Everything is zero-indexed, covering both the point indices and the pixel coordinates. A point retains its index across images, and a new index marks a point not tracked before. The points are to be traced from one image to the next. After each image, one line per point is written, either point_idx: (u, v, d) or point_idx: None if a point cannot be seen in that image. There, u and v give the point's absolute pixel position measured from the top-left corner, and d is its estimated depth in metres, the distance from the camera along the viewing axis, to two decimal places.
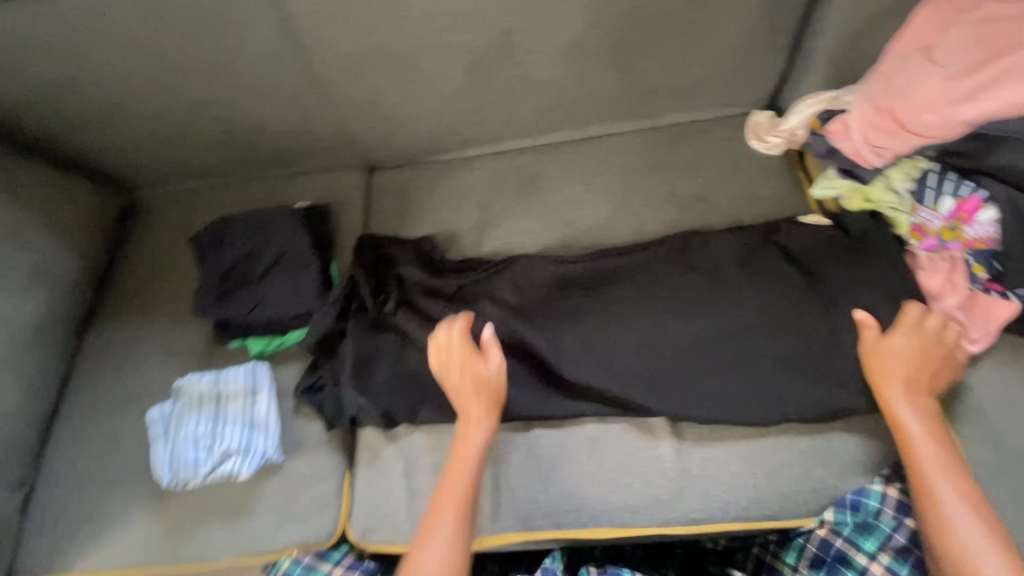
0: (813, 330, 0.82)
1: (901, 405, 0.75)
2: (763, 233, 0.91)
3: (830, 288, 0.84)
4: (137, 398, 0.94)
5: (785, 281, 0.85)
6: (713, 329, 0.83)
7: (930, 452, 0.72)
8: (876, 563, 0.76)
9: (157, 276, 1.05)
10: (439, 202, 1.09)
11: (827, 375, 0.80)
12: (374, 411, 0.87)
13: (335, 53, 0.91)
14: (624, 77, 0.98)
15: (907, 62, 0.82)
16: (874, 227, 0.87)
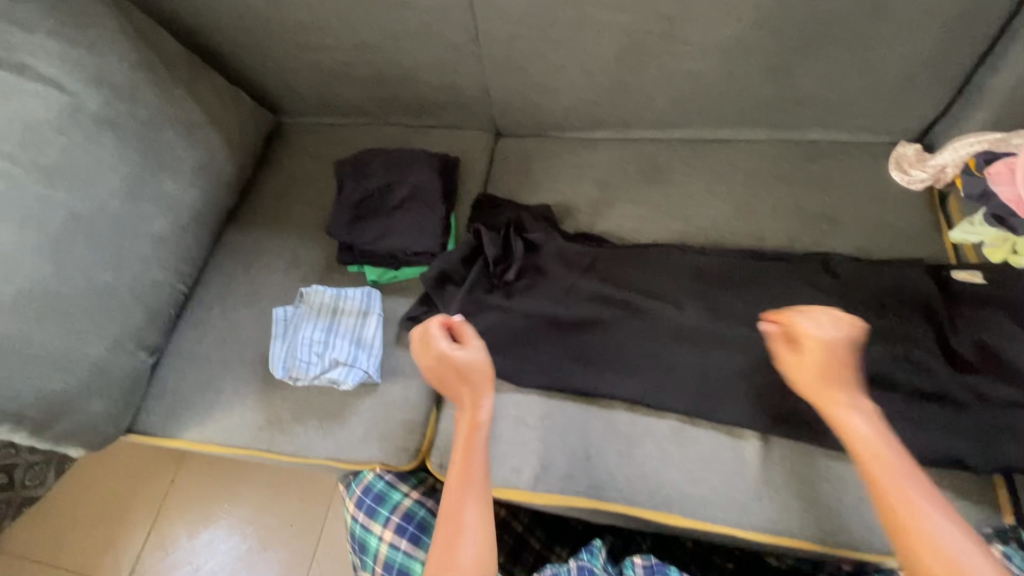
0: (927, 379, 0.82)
1: (841, 411, 0.73)
2: (894, 269, 0.89)
3: (954, 346, 0.83)
4: (259, 299, 1.03)
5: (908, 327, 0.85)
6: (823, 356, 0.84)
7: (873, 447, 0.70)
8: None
9: (291, 194, 1.14)
10: (559, 175, 1.11)
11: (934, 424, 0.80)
12: None
13: (500, 14, 0.94)
14: (777, 83, 0.96)
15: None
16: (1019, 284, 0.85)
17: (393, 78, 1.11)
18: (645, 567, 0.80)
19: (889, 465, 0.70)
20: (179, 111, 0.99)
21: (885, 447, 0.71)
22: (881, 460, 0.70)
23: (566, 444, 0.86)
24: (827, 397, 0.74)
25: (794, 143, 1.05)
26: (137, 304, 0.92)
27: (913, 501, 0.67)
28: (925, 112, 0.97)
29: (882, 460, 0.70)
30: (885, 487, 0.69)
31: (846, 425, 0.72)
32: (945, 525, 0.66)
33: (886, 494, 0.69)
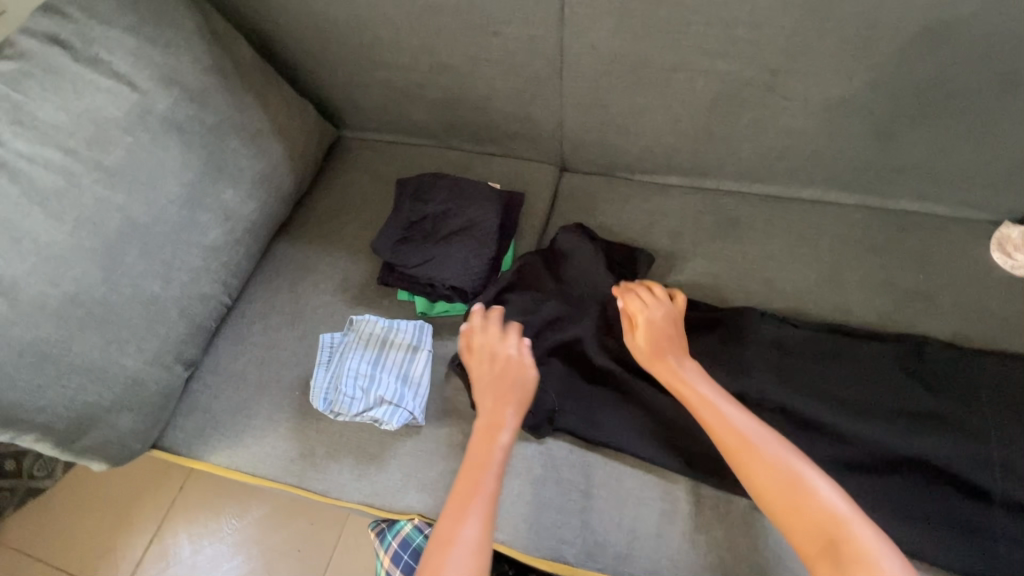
0: None
1: (774, 462, 0.67)
2: (1005, 367, 0.81)
3: None
4: (305, 319, 0.98)
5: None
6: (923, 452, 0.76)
7: (778, 496, 0.65)
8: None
9: (347, 210, 1.10)
10: (627, 219, 1.06)
11: None
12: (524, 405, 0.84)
13: (593, 51, 0.91)
14: (879, 147, 0.90)
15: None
16: None
17: (466, 104, 1.07)
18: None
19: (796, 484, 0.65)
20: (249, 119, 0.96)
21: (803, 481, 0.65)
22: (802, 502, 0.64)
23: (622, 518, 0.79)
24: (738, 441, 0.69)
25: (885, 211, 0.99)
26: (181, 315, 0.88)
27: (801, 507, 0.64)
28: None
29: (778, 479, 0.66)
30: (767, 495, 0.66)
31: (807, 484, 0.65)
32: (817, 507, 0.63)
33: (780, 516, 0.65)
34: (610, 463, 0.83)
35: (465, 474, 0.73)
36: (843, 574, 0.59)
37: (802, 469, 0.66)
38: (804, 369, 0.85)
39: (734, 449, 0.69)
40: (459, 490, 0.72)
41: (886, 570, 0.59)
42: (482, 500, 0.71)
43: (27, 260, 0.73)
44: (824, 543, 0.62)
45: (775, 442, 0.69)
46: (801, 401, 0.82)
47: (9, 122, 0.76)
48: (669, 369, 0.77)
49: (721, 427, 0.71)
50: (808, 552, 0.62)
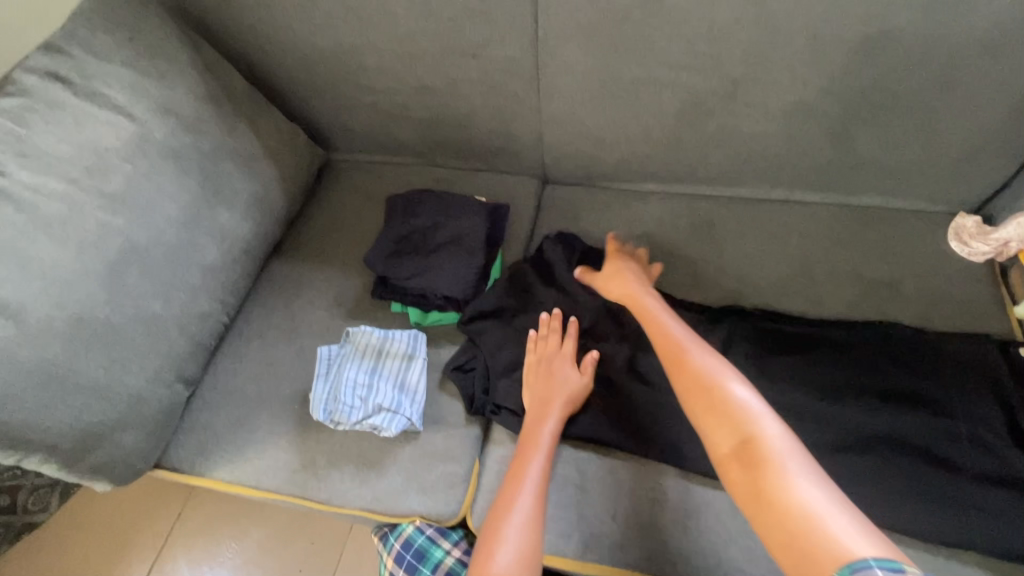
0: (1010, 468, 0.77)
1: (703, 372, 0.72)
2: (966, 345, 0.87)
3: None
4: (301, 334, 1.01)
5: (987, 404, 0.81)
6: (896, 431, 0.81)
7: (703, 401, 0.70)
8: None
9: (338, 228, 1.14)
10: (608, 226, 1.11)
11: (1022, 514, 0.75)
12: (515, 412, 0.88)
13: (566, 68, 0.97)
14: (837, 147, 0.96)
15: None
16: None
17: (449, 123, 1.13)
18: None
19: (716, 390, 0.70)
20: (242, 144, 1.01)
21: (722, 392, 0.70)
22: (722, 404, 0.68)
23: (616, 509, 0.82)
24: (675, 355, 0.76)
25: (849, 207, 1.05)
26: (181, 334, 0.91)
27: (720, 411, 0.68)
28: (986, 185, 0.96)
29: (698, 385, 0.71)
30: (693, 400, 0.71)
31: (728, 390, 0.70)
32: (735, 409, 0.67)
33: (701, 422, 0.69)
34: (603, 456, 0.86)
35: (517, 468, 0.78)
36: (749, 467, 0.62)
37: (724, 381, 0.70)
38: (782, 358, 0.89)
39: (672, 363, 0.76)
40: (511, 487, 0.76)
41: (793, 469, 0.61)
42: (533, 496, 0.75)
43: (32, 284, 0.76)
44: (737, 441, 0.65)
45: (711, 360, 0.74)
46: (782, 388, 0.86)
47: (13, 155, 0.79)
48: (644, 308, 0.86)
49: (670, 349, 0.77)
50: (722, 453, 0.66)
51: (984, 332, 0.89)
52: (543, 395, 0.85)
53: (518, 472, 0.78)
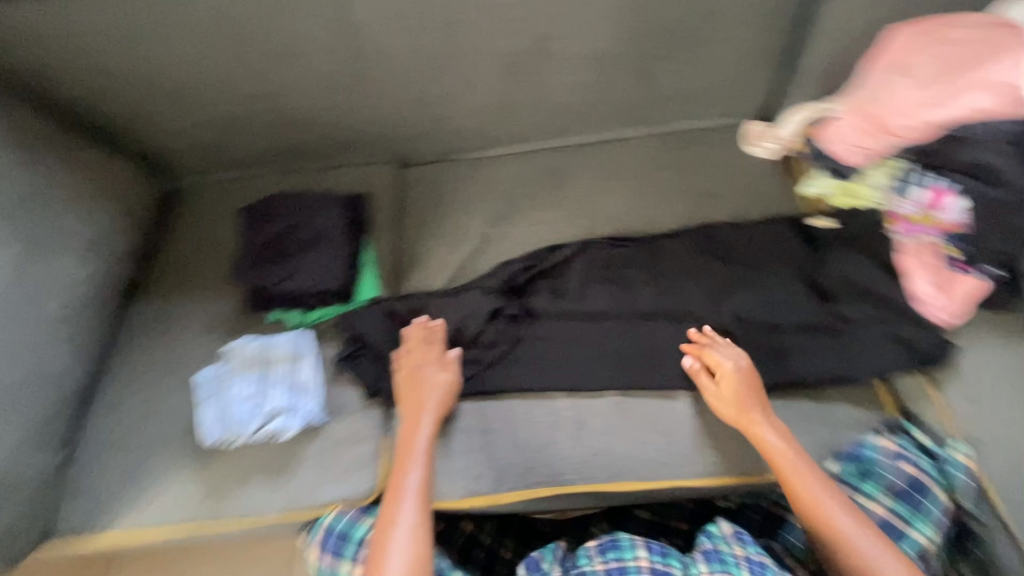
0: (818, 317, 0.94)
1: (809, 493, 0.78)
2: (770, 230, 1.05)
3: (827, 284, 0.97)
4: (180, 365, 0.98)
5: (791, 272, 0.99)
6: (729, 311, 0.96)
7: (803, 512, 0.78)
8: (931, 544, 0.80)
9: (197, 253, 1.10)
10: (467, 194, 1.17)
11: (831, 350, 0.91)
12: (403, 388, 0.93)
13: (385, 50, 1.01)
14: (642, 83, 1.10)
15: (920, 52, 0.94)
16: (859, 217, 0.98)
17: (289, 125, 1.13)
18: (596, 546, 0.84)
19: (824, 516, 0.77)
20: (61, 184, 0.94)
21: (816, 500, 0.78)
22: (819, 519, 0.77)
23: (519, 440, 0.90)
24: (789, 471, 0.80)
25: (668, 135, 1.19)
26: (39, 395, 0.85)
27: (843, 537, 0.75)
28: (764, 94, 1.14)
29: (810, 500, 0.77)
30: (811, 516, 0.77)
31: (836, 516, 0.76)
32: (849, 539, 0.75)
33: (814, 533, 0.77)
34: (497, 398, 0.94)
35: (395, 483, 0.82)
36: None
37: (829, 500, 0.77)
38: (632, 274, 1.02)
39: (806, 478, 0.79)
40: (392, 496, 0.81)
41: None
42: (417, 500, 0.80)
43: None
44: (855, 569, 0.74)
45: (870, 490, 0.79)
46: (636, 301, 0.99)
47: None
48: (756, 423, 0.84)
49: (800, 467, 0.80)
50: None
51: (783, 216, 1.08)
52: (411, 405, 0.88)
53: (399, 484, 0.82)
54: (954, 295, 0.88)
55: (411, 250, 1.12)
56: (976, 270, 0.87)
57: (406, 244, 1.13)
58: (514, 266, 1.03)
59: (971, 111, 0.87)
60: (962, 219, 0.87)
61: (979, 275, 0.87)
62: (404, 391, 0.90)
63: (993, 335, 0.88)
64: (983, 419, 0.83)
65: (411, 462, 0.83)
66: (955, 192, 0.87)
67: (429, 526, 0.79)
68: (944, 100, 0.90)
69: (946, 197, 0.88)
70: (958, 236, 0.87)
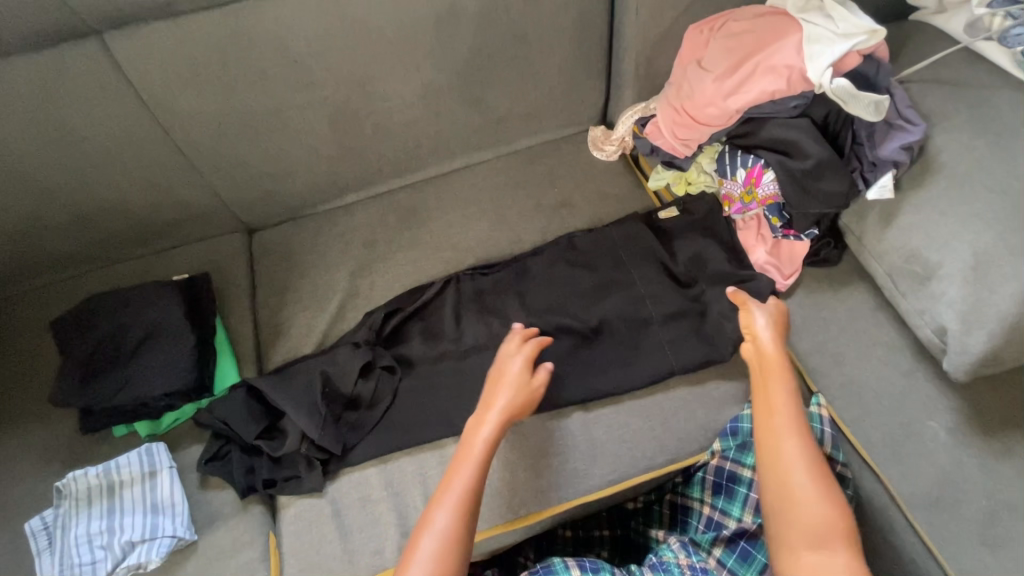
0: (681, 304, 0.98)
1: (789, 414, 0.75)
2: (630, 224, 1.07)
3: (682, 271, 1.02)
4: (9, 516, 0.84)
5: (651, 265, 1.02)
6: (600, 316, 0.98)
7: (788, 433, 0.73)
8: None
9: (14, 379, 0.95)
10: (324, 250, 1.11)
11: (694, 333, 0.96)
12: (283, 475, 0.86)
13: (194, 117, 0.94)
14: (476, 109, 1.11)
15: (710, 45, 1.00)
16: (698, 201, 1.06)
17: (104, 213, 1.02)
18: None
19: (800, 437, 0.73)
20: None
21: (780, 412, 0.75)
22: (778, 423, 0.74)
23: (416, 498, 0.86)
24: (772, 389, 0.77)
25: (516, 153, 1.21)
26: None
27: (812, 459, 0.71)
28: (595, 101, 1.20)
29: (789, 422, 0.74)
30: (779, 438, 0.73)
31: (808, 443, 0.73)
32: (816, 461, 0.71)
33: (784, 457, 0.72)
34: (387, 460, 0.89)
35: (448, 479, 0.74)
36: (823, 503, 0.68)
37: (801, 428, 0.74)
38: (502, 299, 1.02)
39: (779, 393, 0.77)
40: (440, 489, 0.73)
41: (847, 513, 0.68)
42: (454, 500, 0.72)
43: None
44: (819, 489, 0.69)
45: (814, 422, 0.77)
46: (510, 326, 0.98)
47: None
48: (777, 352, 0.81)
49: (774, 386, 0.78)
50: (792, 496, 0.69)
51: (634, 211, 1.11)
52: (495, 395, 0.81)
53: (447, 480, 0.74)
54: (786, 255, 0.98)
55: (272, 321, 1.04)
56: (800, 234, 0.97)
57: (267, 316, 1.05)
58: (381, 315, 0.99)
59: (763, 94, 0.93)
60: (774, 190, 0.95)
61: (801, 238, 0.97)
62: (495, 380, 0.83)
63: (825, 289, 0.97)
64: (828, 368, 0.92)
65: (463, 460, 0.75)
66: (764, 166, 0.95)
67: (463, 538, 0.70)
68: (740, 87, 0.95)
69: (758, 173, 0.96)
70: (777, 207, 0.96)
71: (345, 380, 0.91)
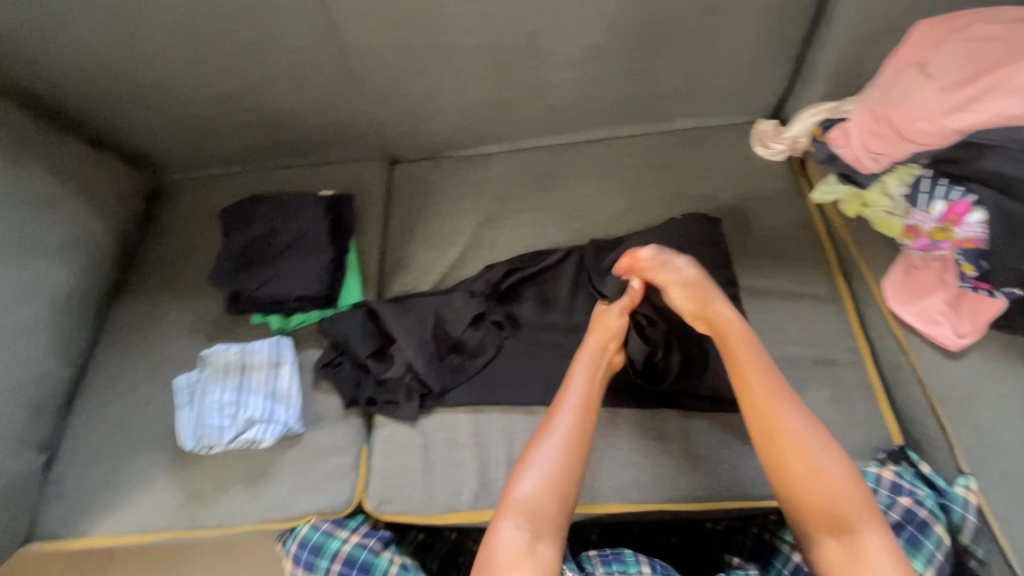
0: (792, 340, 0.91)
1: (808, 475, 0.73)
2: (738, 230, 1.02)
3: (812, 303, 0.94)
4: (161, 368, 0.97)
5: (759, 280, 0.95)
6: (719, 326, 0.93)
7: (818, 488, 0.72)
8: None
9: (181, 253, 1.08)
10: (457, 195, 1.13)
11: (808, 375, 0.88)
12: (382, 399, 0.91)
13: (372, 46, 0.96)
14: (641, 81, 1.03)
15: (941, 49, 0.85)
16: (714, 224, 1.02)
17: (274, 122, 1.09)
18: (599, 556, 0.85)
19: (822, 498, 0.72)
20: (38, 186, 0.93)
21: (809, 447, 0.74)
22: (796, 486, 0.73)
23: (501, 455, 0.88)
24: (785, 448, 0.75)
25: (668, 134, 1.13)
26: (16, 400, 0.85)
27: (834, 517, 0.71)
28: (772, 92, 1.07)
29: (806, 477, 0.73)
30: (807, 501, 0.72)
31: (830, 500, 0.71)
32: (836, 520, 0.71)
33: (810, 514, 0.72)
34: (479, 411, 0.91)
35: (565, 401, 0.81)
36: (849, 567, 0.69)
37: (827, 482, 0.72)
38: None
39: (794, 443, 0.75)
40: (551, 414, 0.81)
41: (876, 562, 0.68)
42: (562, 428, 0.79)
43: None
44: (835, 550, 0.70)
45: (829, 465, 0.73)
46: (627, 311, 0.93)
47: None
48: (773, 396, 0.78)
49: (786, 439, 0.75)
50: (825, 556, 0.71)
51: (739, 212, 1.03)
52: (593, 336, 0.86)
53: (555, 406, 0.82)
54: (966, 311, 0.84)
55: (397, 252, 1.09)
56: (995, 290, 0.82)
57: (393, 246, 1.10)
58: (498, 270, 0.99)
59: (999, 116, 0.78)
60: (978, 233, 0.80)
61: (995, 295, 0.82)
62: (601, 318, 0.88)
63: (1007, 360, 0.83)
64: (987, 449, 0.79)
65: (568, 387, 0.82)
66: (973, 204, 0.80)
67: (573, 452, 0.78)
68: (970, 103, 0.80)
69: (963, 210, 0.81)
70: (976, 253, 0.81)
71: (458, 325, 0.94)
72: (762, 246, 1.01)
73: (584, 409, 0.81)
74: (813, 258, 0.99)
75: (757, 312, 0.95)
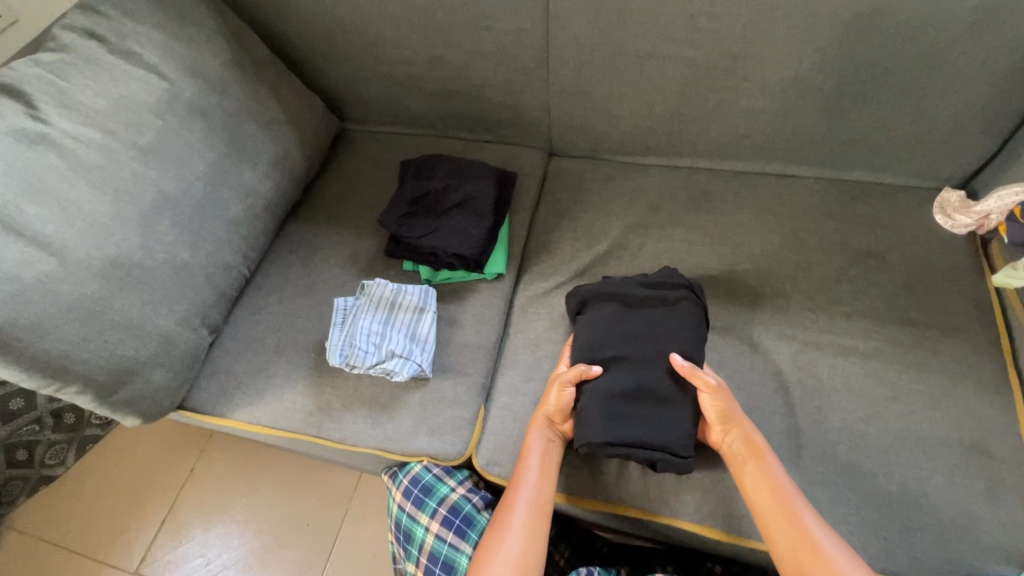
0: (948, 424, 0.86)
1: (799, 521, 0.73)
2: (895, 290, 0.98)
3: (972, 388, 0.88)
4: (317, 290, 1.06)
5: (913, 350, 0.92)
6: (853, 380, 0.91)
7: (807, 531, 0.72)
8: None
9: (352, 193, 1.19)
10: (610, 196, 1.16)
11: (952, 464, 0.83)
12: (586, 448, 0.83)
13: (574, 43, 1.01)
14: (830, 122, 1.02)
15: None
16: (859, 272, 1.00)
17: (460, 94, 1.17)
18: None
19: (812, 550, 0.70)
20: (263, 108, 1.06)
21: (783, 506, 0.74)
22: (788, 526, 0.73)
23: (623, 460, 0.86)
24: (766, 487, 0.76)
25: (839, 182, 1.11)
26: (206, 282, 0.97)
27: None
28: (969, 162, 1.02)
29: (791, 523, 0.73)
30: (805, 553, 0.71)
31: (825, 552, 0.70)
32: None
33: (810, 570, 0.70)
34: None
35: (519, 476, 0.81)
36: None
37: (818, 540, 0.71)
38: (766, 337, 0.96)
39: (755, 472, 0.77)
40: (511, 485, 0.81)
41: None
42: (527, 496, 0.79)
43: (73, 226, 0.81)
44: None
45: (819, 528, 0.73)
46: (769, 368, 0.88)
47: (56, 106, 0.85)
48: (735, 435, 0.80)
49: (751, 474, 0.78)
50: None
51: (891, 275, 0.99)
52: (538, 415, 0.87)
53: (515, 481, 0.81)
54: None
55: (543, 236, 1.13)
56: None
57: (540, 230, 1.14)
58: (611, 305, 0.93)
59: None
60: None
61: None
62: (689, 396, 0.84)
63: None
64: None
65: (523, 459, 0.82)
66: None
67: (539, 529, 0.77)
68: None
69: None
70: None
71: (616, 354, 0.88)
72: (926, 314, 0.95)
73: (541, 483, 0.81)
74: (984, 341, 0.92)
75: (910, 381, 0.90)
